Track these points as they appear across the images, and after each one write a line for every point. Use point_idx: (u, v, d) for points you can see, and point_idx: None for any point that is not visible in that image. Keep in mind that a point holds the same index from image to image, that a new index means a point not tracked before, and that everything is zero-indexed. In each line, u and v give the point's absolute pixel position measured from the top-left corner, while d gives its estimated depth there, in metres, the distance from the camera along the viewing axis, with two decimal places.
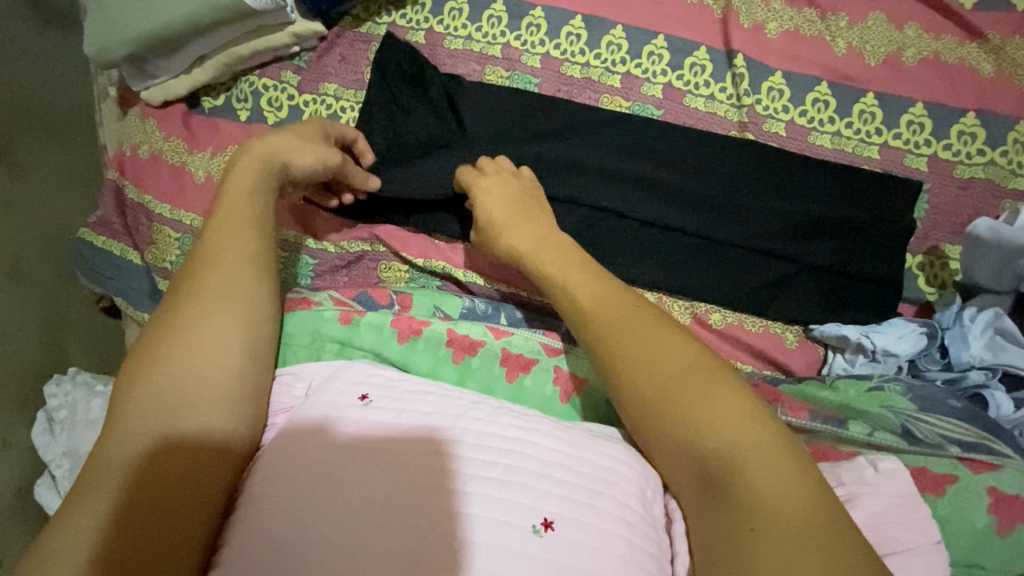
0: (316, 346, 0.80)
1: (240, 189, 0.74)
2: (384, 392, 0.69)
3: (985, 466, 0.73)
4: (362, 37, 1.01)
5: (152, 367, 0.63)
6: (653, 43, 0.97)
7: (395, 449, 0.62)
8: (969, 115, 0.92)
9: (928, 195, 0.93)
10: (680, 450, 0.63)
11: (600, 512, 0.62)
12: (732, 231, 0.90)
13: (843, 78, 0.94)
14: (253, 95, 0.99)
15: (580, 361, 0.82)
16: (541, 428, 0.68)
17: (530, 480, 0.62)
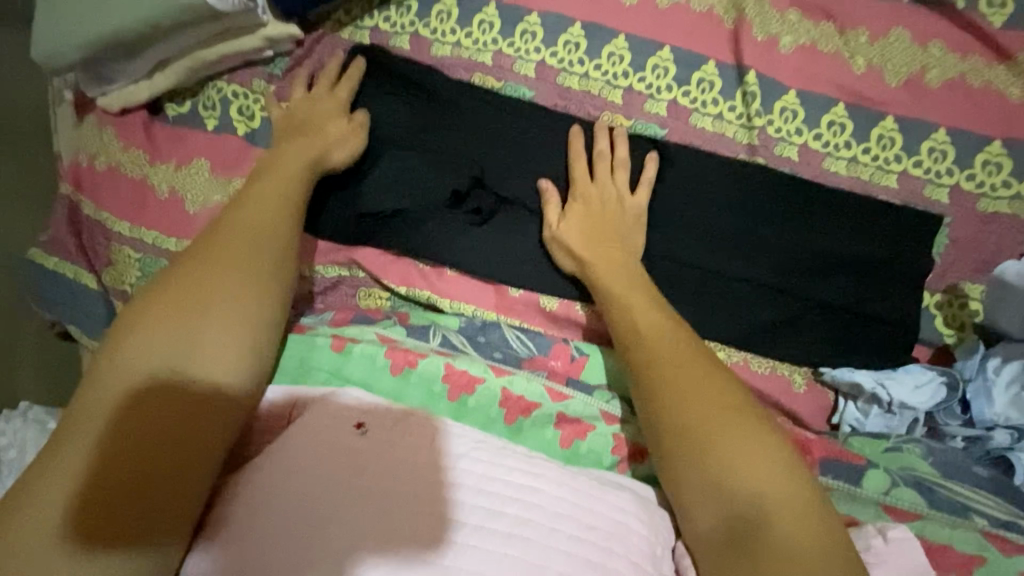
0: (302, 374, 0.75)
1: (261, 209, 0.71)
2: (382, 422, 0.63)
3: (1014, 546, 0.59)
4: (341, 41, 0.94)
5: (137, 376, 0.57)
6: (658, 54, 0.89)
7: (392, 487, 0.56)
8: (994, 143, 0.82)
9: (948, 229, 0.82)
10: (709, 494, 0.58)
11: (609, 573, 0.56)
12: (731, 262, 0.81)
13: (861, 99, 0.85)
14: (221, 102, 0.93)
15: (578, 406, 0.78)
16: (548, 473, 0.62)
17: (539, 528, 0.57)
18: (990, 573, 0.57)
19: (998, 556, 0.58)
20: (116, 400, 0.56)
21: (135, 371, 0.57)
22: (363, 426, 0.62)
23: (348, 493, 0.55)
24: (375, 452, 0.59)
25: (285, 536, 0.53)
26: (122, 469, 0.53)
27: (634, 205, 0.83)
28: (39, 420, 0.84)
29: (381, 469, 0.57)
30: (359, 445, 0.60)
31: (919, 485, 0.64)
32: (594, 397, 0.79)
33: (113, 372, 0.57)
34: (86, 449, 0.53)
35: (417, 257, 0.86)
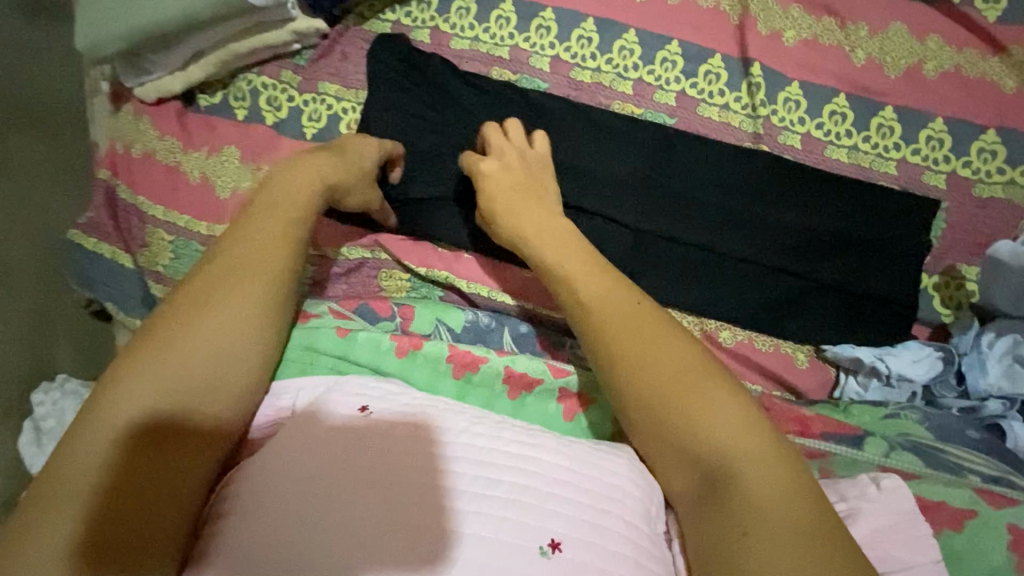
0: (310, 361, 0.78)
1: (268, 193, 0.72)
2: (383, 401, 0.67)
3: (1006, 501, 0.62)
4: (364, 35, 0.99)
5: (145, 366, 0.59)
6: (667, 48, 0.93)
7: (401, 452, 0.60)
8: (989, 131, 0.86)
9: (945, 213, 0.85)
10: (696, 469, 0.60)
11: (607, 533, 0.59)
12: (737, 243, 0.84)
13: (861, 90, 0.89)
14: (251, 93, 0.98)
15: (581, 381, 0.81)
16: (544, 443, 0.65)
17: (537, 495, 0.60)
18: (981, 526, 0.60)
19: (989, 510, 0.61)
20: (129, 389, 0.58)
21: (144, 363, 0.59)
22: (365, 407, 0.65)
23: (360, 457, 0.59)
24: (385, 423, 0.63)
25: (303, 492, 0.56)
26: (137, 453, 0.56)
27: (644, 190, 0.87)
28: (77, 392, 0.88)
29: (387, 437, 0.61)
30: (362, 422, 0.63)
31: (916, 452, 0.67)
32: (596, 373, 0.82)
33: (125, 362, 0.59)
34: (102, 435, 0.56)
35: (439, 241, 0.91)
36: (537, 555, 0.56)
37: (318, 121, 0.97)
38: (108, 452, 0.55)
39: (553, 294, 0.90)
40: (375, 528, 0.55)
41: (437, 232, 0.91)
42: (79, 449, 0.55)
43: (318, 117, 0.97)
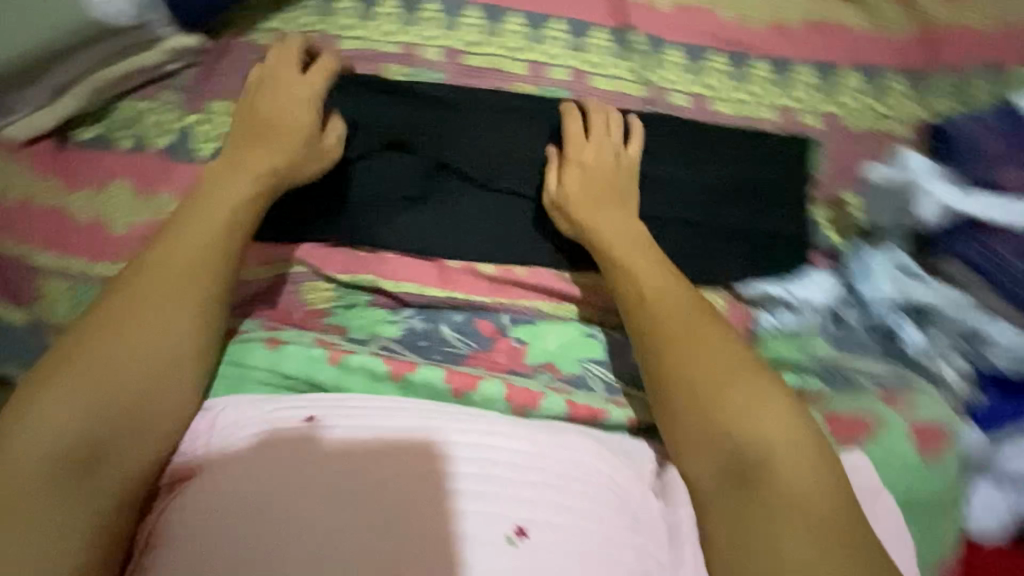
0: (244, 380, 0.76)
1: (219, 216, 0.74)
2: (335, 407, 0.68)
3: (897, 397, 0.73)
4: (248, 46, 0.96)
5: (97, 379, 0.63)
6: (553, 27, 0.96)
7: (360, 452, 0.61)
8: (849, 71, 0.94)
9: (825, 149, 0.92)
10: (713, 435, 0.65)
11: (572, 512, 0.61)
12: (646, 203, 0.87)
13: (733, 47, 0.95)
14: (134, 121, 0.94)
15: (524, 381, 0.79)
16: (501, 432, 0.66)
17: (498, 481, 0.61)
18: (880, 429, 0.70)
19: (883, 409, 0.71)
20: (87, 404, 0.62)
21: (91, 383, 0.63)
22: (311, 415, 0.67)
23: (324, 466, 0.60)
24: (340, 433, 0.63)
25: (265, 507, 0.57)
26: (69, 476, 0.60)
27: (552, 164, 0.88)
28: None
29: (346, 447, 0.61)
30: (308, 430, 0.64)
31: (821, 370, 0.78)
32: (538, 380, 0.82)
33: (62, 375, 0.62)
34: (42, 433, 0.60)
35: (354, 242, 0.89)
36: (503, 544, 0.57)
37: (212, 140, 0.93)
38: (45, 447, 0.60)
39: (482, 280, 0.89)
40: (349, 531, 0.56)
41: (354, 236, 0.89)
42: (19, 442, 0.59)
43: (211, 136, 0.93)
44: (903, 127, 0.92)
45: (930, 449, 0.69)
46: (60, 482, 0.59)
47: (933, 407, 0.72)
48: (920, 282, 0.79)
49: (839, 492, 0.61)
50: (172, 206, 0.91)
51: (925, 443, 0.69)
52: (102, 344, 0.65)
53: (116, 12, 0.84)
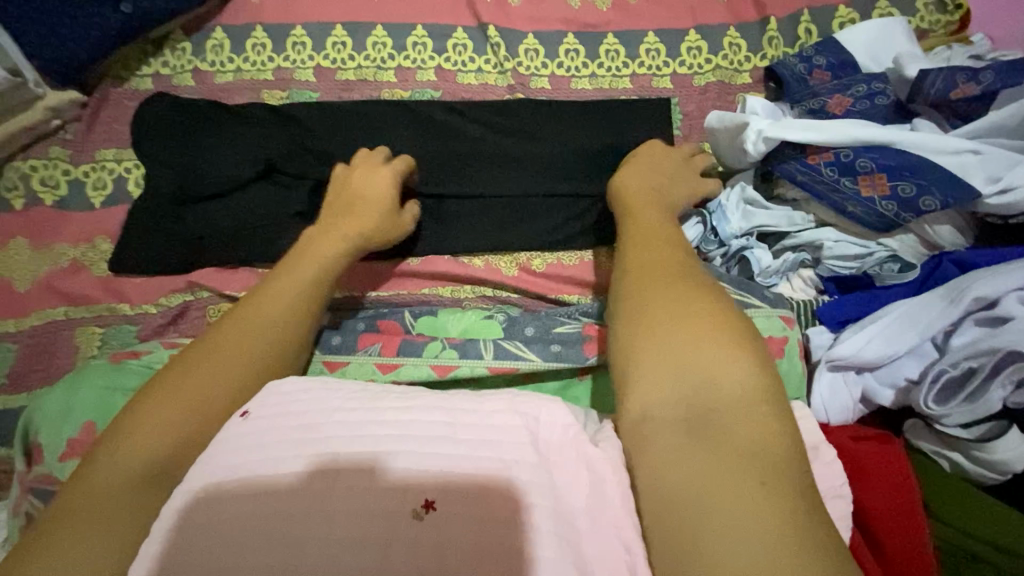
0: (68, 412, 0.69)
1: (317, 268, 0.77)
2: (262, 399, 0.60)
3: None
4: (127, 94, 1.00)
5: (180, 409, 0.60)
6: (414, 33, 1.02)
7: (282, 446, 0.55)
8: (690, 32, 1.01)
9: (678, 106, 1.00)
10: (676, 387, 0.57)
11: (484, 481, 0.53)
12: (522, 181, 0.94)
13: (583, 27, 1.02)
14: (23, 180, 0.97)
15: (411, 371, 0.79)
16: (418, 403, 0.58)
17: (425, 457, 0.54)
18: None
19: None
20: (152, 434, 0.58)
21: (169, 415, 0.60)
22: (246, 410, 0.59)
23: (236, 470, 0.54)
24: (260, 433, 0.57)
25: (188, 513, 0.52)
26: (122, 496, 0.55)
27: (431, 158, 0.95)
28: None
29: (276, 440, 0.56)
30: (236, 428, 0.57)
31: None
32: (425, 355, 0.80)
33: (168, 396, 0.61)
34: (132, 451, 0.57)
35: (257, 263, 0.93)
36: (408, 518, 0.51)
37: (103, 188, 0.97)
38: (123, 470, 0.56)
39: (383, 276, 0.93)
40: (258, 531, 0.50)
41: (252, 255, 0.92)
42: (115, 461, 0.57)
43: (102, 184, 0.97)
44: (745, 75, 1.00)
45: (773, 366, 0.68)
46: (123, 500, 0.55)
47: (770, 326, 0.70)
48: (766, 208, 0.82)
49: (778, 427, 0.52)
50: (72, 255, 0.95)
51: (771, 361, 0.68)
52: (186, 378, 0.63)
53: None
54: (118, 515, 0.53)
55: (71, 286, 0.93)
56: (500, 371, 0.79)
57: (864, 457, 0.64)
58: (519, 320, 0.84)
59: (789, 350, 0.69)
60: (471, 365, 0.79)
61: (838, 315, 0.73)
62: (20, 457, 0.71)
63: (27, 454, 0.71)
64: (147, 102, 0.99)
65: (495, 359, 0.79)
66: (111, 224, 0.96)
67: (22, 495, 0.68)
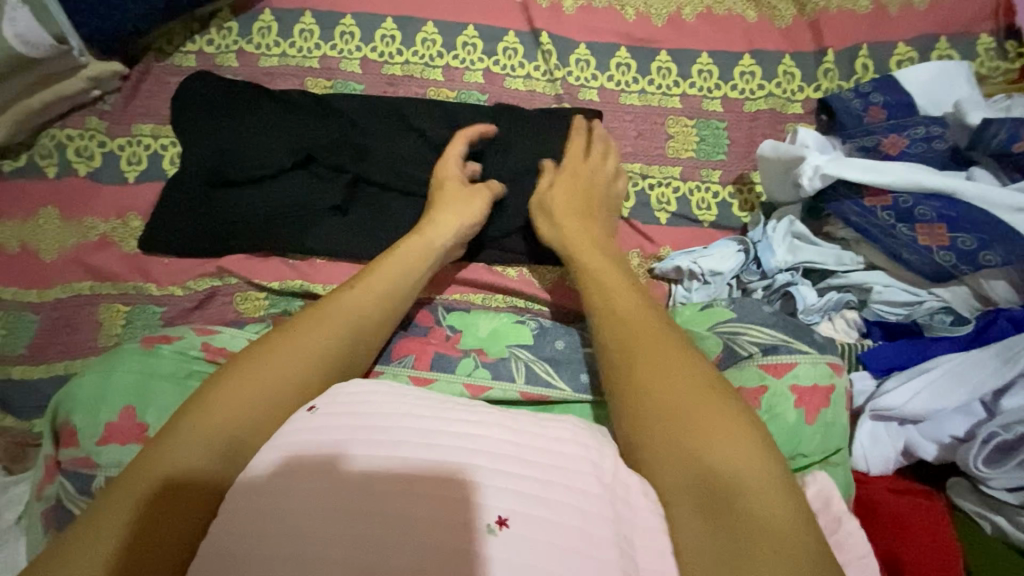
0: (101, 402, 0.68)
1: (389, 271, 0.76)
2: (332, 397, 0.59)
3: (784, 366, 0.69)
4: (170, 69, 0.98)
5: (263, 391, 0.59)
6: (465, 33, 1.00)
7: (351, 445, 0.53)
8: (745, 56, 0.99)
9: (726, 131, 0.98)
10: (676, 457, 0.56)
11: (555, 504, 0.50)
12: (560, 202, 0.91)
13: (637, 41, 1.00)
14: (57, 148, 0.95)
15: (444, 386, 0.78)
16: (488, 419, 0.56)
17: (495, 473, 0.51)
18: (773, 397, 0.68)
19: (774, 379, 0.68)
20: (227, 421, 0.56)
21: (233, 410, 0.57)
22: (313, 406, 0.58)
23: (309, 460, 0.52)
24: (325, 427, 0.55)
25: (246, 505, 0.49)
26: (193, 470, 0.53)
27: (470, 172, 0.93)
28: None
29: (345, 436, 0.53)
30: (304, 422, 0.56)
31: (722, 336, 0.74)
32: (458, 373, 0.79)
33: (249, 391, 0.59)
34: (210, 422, 0.56)
35: (289, 254, 0.91)
36: (482, 534, 0.48)
37: (138, 163, 0.96)
38: (198, 440, 0.55)
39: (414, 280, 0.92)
40: (331, 524, 0.47)
41: (284, 245, 0.90)
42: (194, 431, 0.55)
43: (137, 159, 0.96)
44: (796, 105, 0.98)
45: (818, 415, 0.67)
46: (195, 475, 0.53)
47: (816, 372, 0.68)
48: (814, 245, 0.82)
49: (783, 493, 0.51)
50: (102, 229, 0.93)
51: (814, 409, 0.67)
52: (265, 366, 0.61)
53: (32, 44, 0.86)
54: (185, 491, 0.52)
55: (100, 261, 0.91)
56: (530, 396, 0.78)
57: (903, 510, 0.64)
58: (549, 332, 0.84)
59: (835, 400, 0.67)
60: (503, 388, 0.77)
61: (885, 363, 0.73)
62: (48, 440, 0.70)
63: (55, 436, 0.70)
64: (190, 78, 0.97)
65: (526, 384, 0.78)
66: (143, 201, 0.94)
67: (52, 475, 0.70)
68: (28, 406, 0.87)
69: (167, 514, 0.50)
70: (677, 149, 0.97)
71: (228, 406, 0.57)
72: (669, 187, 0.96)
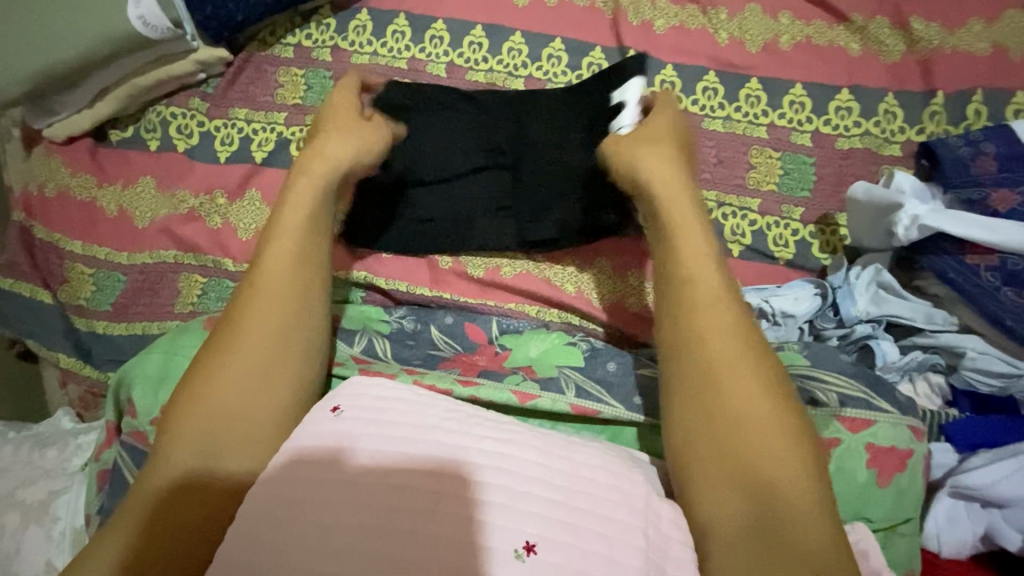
0: (163, 382, 0.71)
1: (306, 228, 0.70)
2: (357, 400, 0.61)
3: (861, 422, 0.65)
4: (269, 59, 1.04)
5: (227, 385, 0.61)
6: (551, 46, 1.00)
7: (381, 457, 0.55)
8: (842, 91, 0.94)
9: (813, 166, 0.93)
10: (731, 478, 0.56)
11: (579, 532, 0.52)
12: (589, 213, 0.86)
13: (727, 67, 0.97)
14: (161, 124, 1.02)
15: (489, 391, 0.76)
16: (517, 439, 0.58)
17: (520, 496, 0.53)
18: (845, 452, 0.64)
19: (848, 434, 0.65)
20: (208, 425, 0.59)
21: (216, 409, 0.60)
22: (337, 407, 0.60)
23: (326, 461, 0.55)
24: (354, 432, 0.57)
25: (274, 502, 0.52)
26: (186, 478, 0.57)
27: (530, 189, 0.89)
28: (37, 433, 0.86)
29: (382, 444, 0.56)
30: (337, 427, 0.58)
31: (795, 380, 0.70)
32: (506, 382, 0.78)
33: (210, 397, 0.61)
34: (194, 426, 0.59)
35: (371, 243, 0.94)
36: (510, 558, 0.49)
37: (230, 145, 1.01)
38: (188, 447, 0.58)
39: (473, 283, 0.93)
40: (361, 530, 0.50)
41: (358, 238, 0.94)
42: (188, 436, 0.59)
43: (230, 140, 1.01)
44: (894, 147, 0.92)
45: (891, 479, 0.63)
46: (185, 481, 0.57)
47: (896, 435, 0.64)
48: (902, 298, 0.76)
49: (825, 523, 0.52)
50: (190, 203, 0.99)
51: (888, 472, 0.63)
52: (233, 352, 0.63)
53: (151, 26, 0.91)
54: (183, 498, 0.56)
55: (185, 233, 0.97)
56: (580, 411, 0.76)
57: None
58: (601, 354, 0.83)
59: (912, 466, 0.63)
60: (553, 399, 0.76)
61: (970, 438, 0.67)
62: (111, 407, 0.74)
63: (118, 405, 0.75)
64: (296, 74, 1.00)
65: (576, 398, 0.77)
66: (230, 180, 1.00)
67: (110, 442, 0.75)
68: (110, 360, 0.95)
69: (169, 523, 0.55)
70: (758, 180, 0.93)
71: (202, 408, 0.60)
72: (745, 219, 0.92)
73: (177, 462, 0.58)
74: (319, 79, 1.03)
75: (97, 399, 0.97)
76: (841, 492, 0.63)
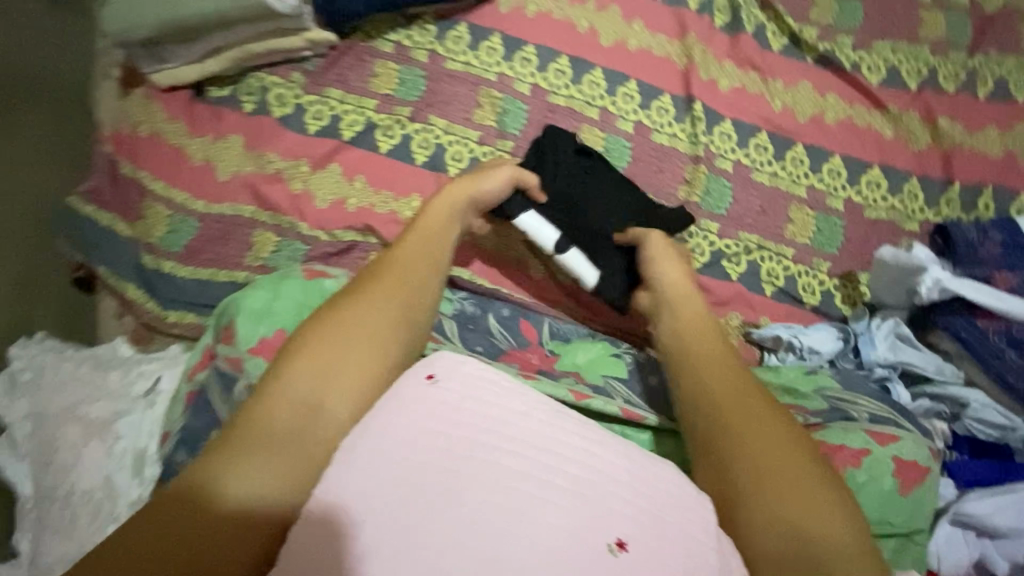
0: (264, 316, 0.77)
1: (430, 228, 0.82)
2: (452, 372, 0.66)
3: (889, 437, 0.73)
4: (370, 50, 1.12)
5: (352, 333, 0.67)
6: (627, 85, 1.12)
7: (474, 433, 0.61)
8: (875, 168, 1.08)
9: (843, 229, 1.06)
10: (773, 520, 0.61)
11: (662, 538, 0.59)
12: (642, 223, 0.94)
13: (779, 130, 1.10)
14: (260, 89, 1.08)
15: (548, 387, 0.81)
16: (603, 442, 0.65)
17: (610, 496, 0.60)
18: (874, 461, 0.71)
19: (879, 446, 0.72)
20: (322, 369, 0.64)
21: (333, 355, 0.66)
22: (432, 376, 0.65)
23: (434, 430, 0.61)
24: (453, 404, 0.63)
25: (383, 465, 0.58)
26: (291, 421, 0.61)
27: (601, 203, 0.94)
28: (96, 355, 0.88)
29: (481, 426, 0.62)
30: (437, 396, 0.63)
31: (829, 401, 0.79)
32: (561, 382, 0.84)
33: (318, 354, 0.65)
34: (307, 368, 0.64)
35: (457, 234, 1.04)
36: (604, 551, 0.56)
37: (321, 120, 1.08)
38: (296, 391, 0.63)
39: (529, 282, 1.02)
40: (463, 497, 0.56)
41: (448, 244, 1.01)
42: (297, 382, 0.63)
43: (321, 116, 1.08)
44: (913, 223, 1.05)
45: (912, 491, 0.71)
46: (290, 422, 0.61)
47: (918, 452, 0.72)
48: (915, 348, 0.87)
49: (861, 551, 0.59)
50: (277, 165, 1.05)
51: (910, 483, 0.71)
52: (355, 310, 0.70)
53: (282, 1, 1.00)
54: (286, 440, 0.60)
55: (267, 191, 1.03)
56: (629, 414, 0.83)
57: None
58: (645, 368, 0.91)
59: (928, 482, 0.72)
60: (605, 402, 0.83)
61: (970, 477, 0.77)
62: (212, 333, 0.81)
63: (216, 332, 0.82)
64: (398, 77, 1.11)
65: (625, 403, 0.84)
66: (316, 151, 1.06)
67: (200, 366, 0.80)
68: (172, 298, 0.99)
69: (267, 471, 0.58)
70: (795, 233, 1.05)
71: (318, 353, 0.65)
72: (779, 264, 1.03)
73: (279, 406, 0.62)
74: (413, 76, 1.11)
75: (151, 334, 0.99)
76: (872, 501, 0.70)
